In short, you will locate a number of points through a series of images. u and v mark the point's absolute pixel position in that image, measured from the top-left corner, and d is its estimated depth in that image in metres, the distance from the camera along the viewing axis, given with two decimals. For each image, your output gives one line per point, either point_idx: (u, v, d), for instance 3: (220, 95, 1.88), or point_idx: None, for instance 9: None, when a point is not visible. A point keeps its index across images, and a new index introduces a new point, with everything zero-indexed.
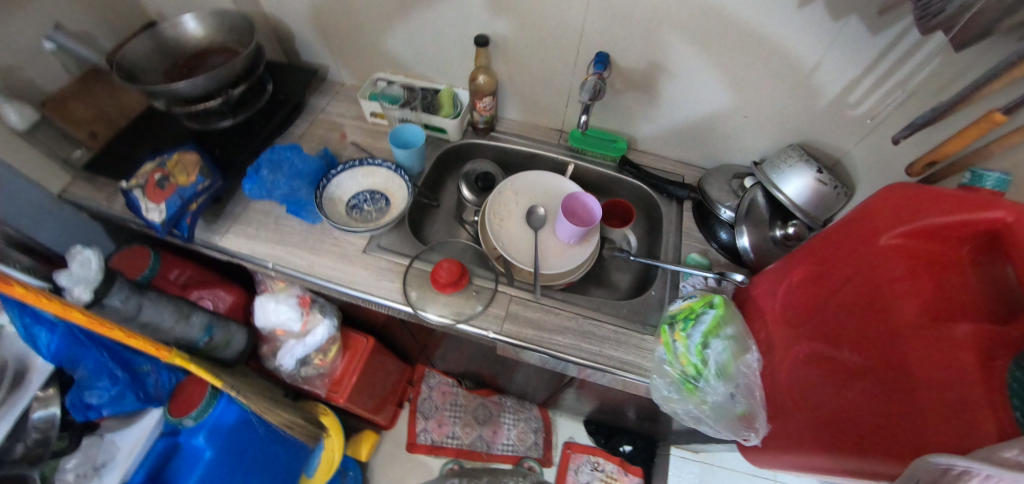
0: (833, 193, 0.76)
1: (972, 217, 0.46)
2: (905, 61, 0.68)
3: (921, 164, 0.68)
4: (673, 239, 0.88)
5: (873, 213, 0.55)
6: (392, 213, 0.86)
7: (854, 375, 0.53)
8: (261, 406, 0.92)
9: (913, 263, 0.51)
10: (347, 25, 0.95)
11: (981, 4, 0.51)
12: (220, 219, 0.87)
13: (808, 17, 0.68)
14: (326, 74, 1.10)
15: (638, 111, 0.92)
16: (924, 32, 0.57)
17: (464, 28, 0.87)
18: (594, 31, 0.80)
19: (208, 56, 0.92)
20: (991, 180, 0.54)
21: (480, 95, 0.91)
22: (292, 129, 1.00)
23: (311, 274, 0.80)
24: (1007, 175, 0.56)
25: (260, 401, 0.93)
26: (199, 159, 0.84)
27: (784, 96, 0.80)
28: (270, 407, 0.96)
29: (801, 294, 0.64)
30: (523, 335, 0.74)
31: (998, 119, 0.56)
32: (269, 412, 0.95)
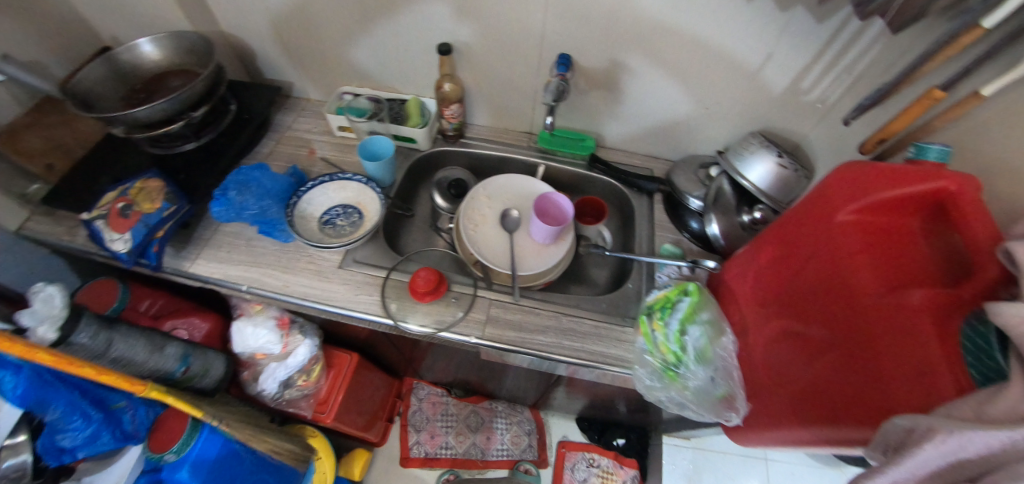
0: (794, 176, 0.79)
1: (921, 188, 0.49)
2: (850, 46, 0.71)
3: (873, 141, 0.69)
4: (646, 231, 0.90)
5: (829, 191, 0.57)
6: (366, 226, 0.85)
7: (823, 347, 0.55)
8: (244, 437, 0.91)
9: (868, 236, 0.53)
10: (308, 40, 0.94)
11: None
12: (189, 245, 0.85)
13: (757, 10, 0.71)
14: (291, 91, 1.09)
15: (604, 109, 0.94)
16: (863, 17, 0.60)
17: (426, 37, 0.87)
18: (554, 34, 0.81)
19: (167, 80, 0.91)
20: (934, 152, 0.55)
21: (447, 103, 0.92)
22: (259, 148, 0.98)
23: (287, 294, 0.78)
24: (947, 147, 0.56)
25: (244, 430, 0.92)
26: (163, 185, 0.82)
27: (741, 86, 0.83)
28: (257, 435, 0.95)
29: (769, 274, 0.66)
30: (504, 338, 0.74)
31: (937, 95, 0.59)
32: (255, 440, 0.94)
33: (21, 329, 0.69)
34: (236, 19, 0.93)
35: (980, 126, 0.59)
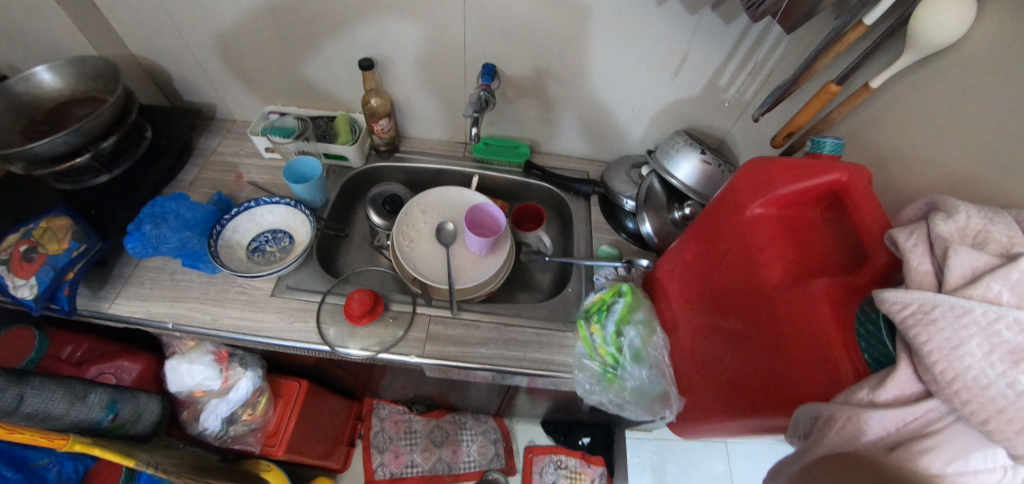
0: (717, 171, 0.82)
1: (817, 181, 0.51)
2: (758, 45, 0.74)
3: (782, 135, 0.72)
4: (585, 234, 0.91)
5: (736, 187, 0.58)
6: (298, 250, 0.83)
7: (743, 340, 0.56)
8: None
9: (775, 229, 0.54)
10: (224, 60, 0.90)
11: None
12: (106, 284, 0.79)
13: (668, 13, 0.72)
14: (215, 113, 1.04)
15: (536, 116, 0.94)
16: (755, 19, 0.62)
17: (347, 52, 0.85)
18: (477, 45, 0.81)
19: (71, 109, 0.85)
20: (829, 146, 0.57)
21: (376, 118, 0.90)
22: (182, 176, 0.94)
23: (216, 328, 0.75)
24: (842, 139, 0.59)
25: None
26: (72, 223, 0.75)
27: (663, 87, 0.85)
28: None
29: (694, 270, 0.66)
30: (446, 354, 0.73)
31: (832, 89, 0.62)
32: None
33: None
34: (143, 41, 0.88)
35: (873, 118, 0.62)
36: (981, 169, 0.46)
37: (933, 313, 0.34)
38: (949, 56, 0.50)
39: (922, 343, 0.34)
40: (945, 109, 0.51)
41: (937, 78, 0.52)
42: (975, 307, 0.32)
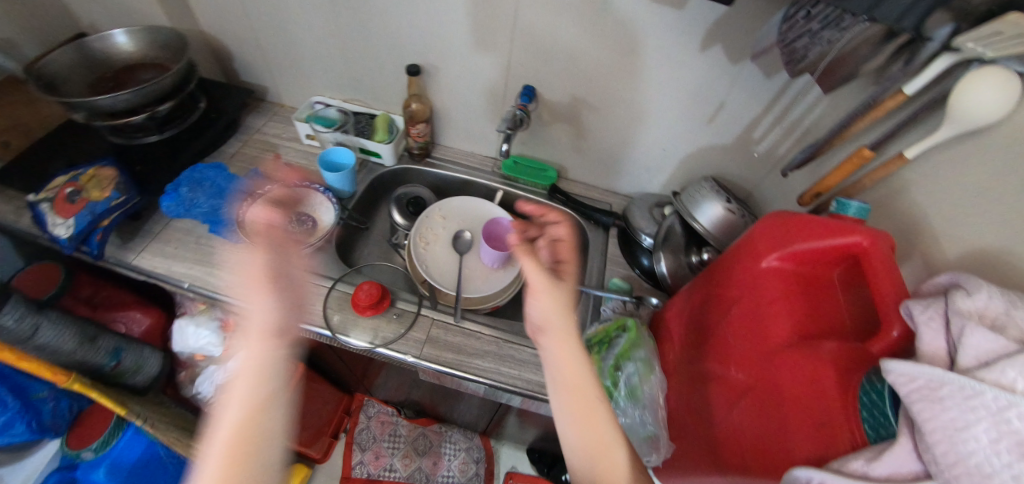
0: (740, 221, 0.82)
1: (838, 240, 0.50)
2: (795, 103, 0.75)
3: (810, 193, 0.71)
4: (598, 266, 0.92)
5: (756, 236, 0.57)
6: (318, 234, 0.85)
7: (739, 394, 0.53)
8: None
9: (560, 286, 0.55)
10: (285, 48, 0.96)
11: (834, 52, 0.55)
12: (136, 237, 0.83)
13: (709, 59, 0.74)
14: (266, 96, 1.10)
15: (568, 141, 0.96)
16: (794, 74, 0.61)
17: (399, 57, 0.90)
18: (521, 65, 0.84)
19: (137, 72, 0.91)
20: (852, 208, 0.55)
21: (414, 122, 0.94)
22: (225, 148, 0.99)
23: (228, 295, 0.77)
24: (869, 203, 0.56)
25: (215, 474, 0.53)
26: (117, 175, 0.80)
27: (696, 130, 0.86)
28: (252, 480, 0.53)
29: (700, 317, 0.64)
30: (442, 359, 0.74)
31: (866, 154, 0.61)
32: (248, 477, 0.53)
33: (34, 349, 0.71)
34: (215, 20, 0.94)
35: (901, 187, 0.61)
36: (1011, 254, 0.45)
37: (941, 391, 0.33)
38: (988, 136, 0.50)
39: (924, 420, 0.33)
40: (976, 190, 0.50)
41: (974, 158, 0.52)
42: (985, 391, 0.31)
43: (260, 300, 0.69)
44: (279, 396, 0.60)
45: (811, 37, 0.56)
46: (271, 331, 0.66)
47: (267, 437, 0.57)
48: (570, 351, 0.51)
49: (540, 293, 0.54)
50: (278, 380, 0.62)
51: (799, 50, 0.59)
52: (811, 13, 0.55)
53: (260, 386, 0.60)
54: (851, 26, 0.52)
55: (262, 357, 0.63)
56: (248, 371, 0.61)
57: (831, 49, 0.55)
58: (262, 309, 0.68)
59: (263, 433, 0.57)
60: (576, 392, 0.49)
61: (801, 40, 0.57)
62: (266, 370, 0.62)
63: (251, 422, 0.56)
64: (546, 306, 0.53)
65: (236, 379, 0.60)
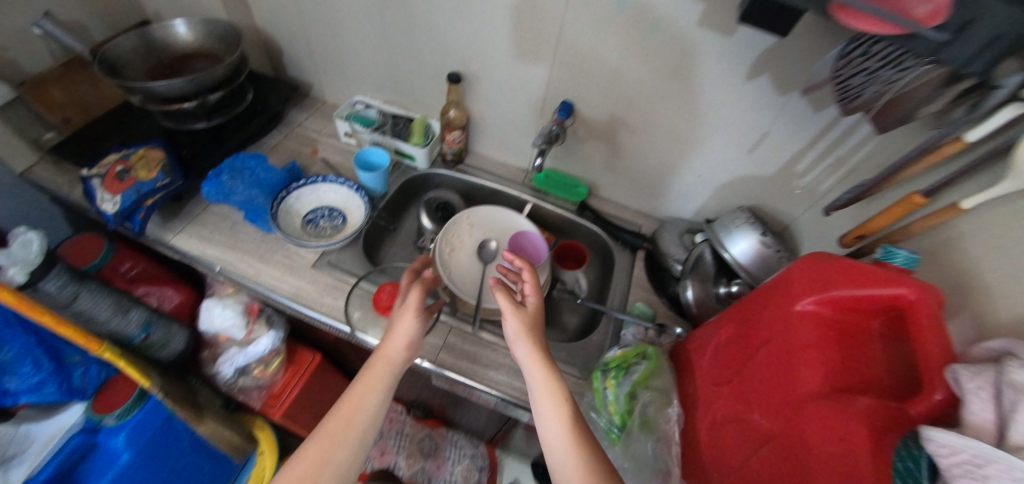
0: (775, 256, 0.79)
1: (881, 292, 0.47)
2: (841, 140, 0.72)
3: (852, 235, 0.69)
4: (622, 287, 0.91)
5: (793, 277, 0.55)
6: (348, 231, 0.86)
7: (762, 440, 0.51)
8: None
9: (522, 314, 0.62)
10: (332, 47, 0.99)
11: (894, 93, 0.53)
12: (176, 218, 0.86)
13: (755, 88, 0.73)
14: (309, 91, 1.13)
15: (602, 159, 0.95)
16: (846, 112, 0.59)
17: (442, 64, 0.92)
18: (562, 80, 0.84)
19: (193, 61, 0.95)
20: (900, 258, 0.52)
21: (450, 129, 0.96)
22: (267, 139, 1.02)
23: (256, 282, 0.79)
24: (918, 254, 0.53)
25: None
26: (165, 157, 0.83)
27: (734, 159, 0.84)
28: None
29: (725, 354, 0.62)
30: (456, 366, 0.74)
31: (917, 201, 0.58)
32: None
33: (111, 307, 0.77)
34: (270, 16, 0.98)
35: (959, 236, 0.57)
36: None
37: (987, 470, 0.32)
38: None
39: None
40: None
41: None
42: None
43: (406, 322, 0.61)
44: (374, 421, 0.55)
45: (867, 75, 0.54)
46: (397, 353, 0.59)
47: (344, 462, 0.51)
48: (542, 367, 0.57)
49: (510, 318, 0.61)
50: (377, 408, 0.56)
51: (855, 88, 0.56)
52: (869, 51, 0.53)
53: (356, 407, 0.54)
54: (913, 66, 0.49)
55: (378, 377, 0.57)
56: (368, 394, 0.56)
57: (889, 90, 0.53)
58: (404, 335, 0.60)
59: (340, 456, 0.51)
60: (554, 405, 0.53)
61: (856, 79, 0.55)
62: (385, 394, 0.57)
63: (332, 442, 0.52)
64: (516, 332, 0.60)
65: (358, 402, 0.55)
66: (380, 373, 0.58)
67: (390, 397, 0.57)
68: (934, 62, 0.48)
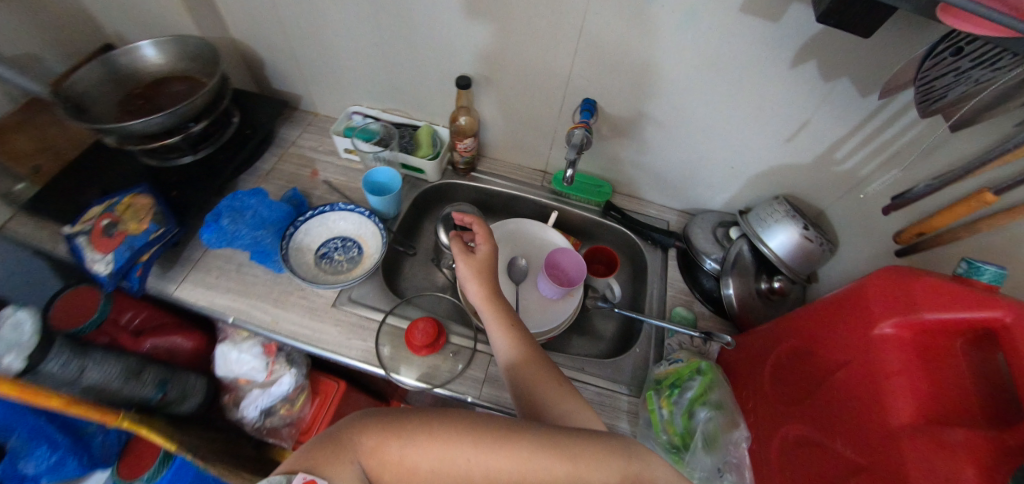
0: (817, 249, 0.75)
1: (967, 314, 0.44)
2: (891, 124, 0.66)
3: (911, 232, 0.62)
4: (659, 290, 0.87)
5: (868, 295, 0.51)
6: (366, 264, 0.80)
7: (847, 471, 0.48)
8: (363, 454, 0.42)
9: (483, 253, 0.69)
10: (320, 56, 0.90)
11: (987, 92, 0.45)
12: (176, 265, 0.80)
13: (798, 76, 0.66)
14: (298, 104, 1.04)
15: (624, 156, 0.89)
16: (924, 115, 0.51)
17: (445, 67, 0.84)
18: (581, 77, 0.77)
19: (166, 86, 0.85)
20: (988, 274, 0.46)
21: (461, 136, 0.88)
22: (260, 164, 0.94)
23: (275, 331, 0.74)
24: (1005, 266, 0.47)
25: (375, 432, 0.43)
26: (154, 203, 0.76)
27: (770, 149, 0.78)
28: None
29: (791, 372, 0.59)
30: (502, 400, 0.70)
31: (988, 199, 0.51)
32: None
33: (123, 377, 0.73)
34: (248, 26, 0.88)
35: (1015, 234, 0.51)
36: None
37: None
38: None
39: None
40: None
41: None
42: None
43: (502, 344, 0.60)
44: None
45: (956, 76, 0.47)
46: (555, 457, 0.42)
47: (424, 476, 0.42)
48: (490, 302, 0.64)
49: (460, 265, 0.67)
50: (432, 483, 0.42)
51: (939, 89, 0.49)
52: (962, 50, 0.46)
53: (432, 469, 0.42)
54: (1009, 66, 0.43)
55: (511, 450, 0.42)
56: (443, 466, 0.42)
57: (982, 90, 0.45)
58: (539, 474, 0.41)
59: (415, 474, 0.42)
60: (499, 330, 0.61)
61: (942, 80, 0.48)
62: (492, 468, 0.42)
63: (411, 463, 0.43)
64: (467, 276, 0.67)
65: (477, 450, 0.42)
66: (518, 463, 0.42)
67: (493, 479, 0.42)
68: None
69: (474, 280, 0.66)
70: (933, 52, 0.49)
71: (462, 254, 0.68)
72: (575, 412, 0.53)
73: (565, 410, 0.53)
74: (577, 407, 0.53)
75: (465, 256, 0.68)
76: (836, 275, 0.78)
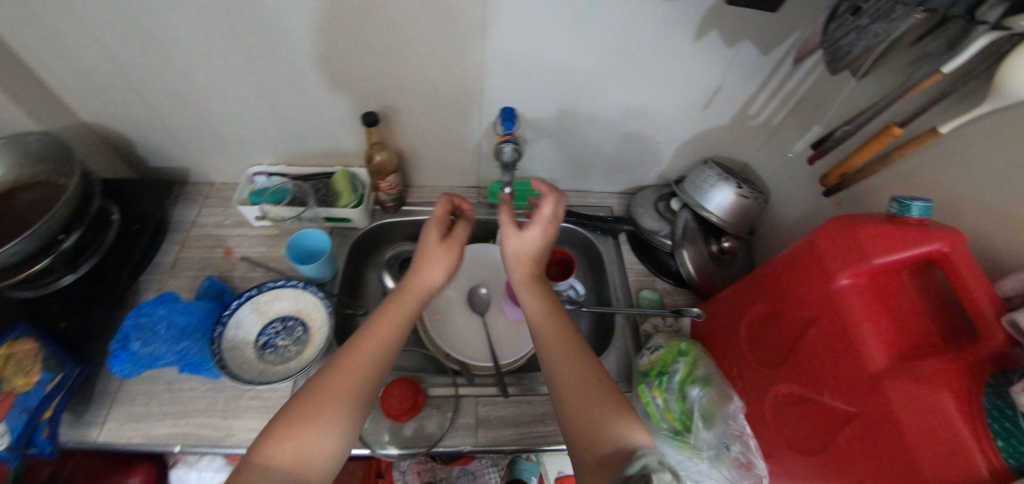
0: (753, 204, 0.78)
1: (914, 252, 0.47)
2: (793, 74, 0.69)
3: (834, 174, 0.64)
4: (620, 278, 0.86)
5: (820, 250, 0.53)
6: (315, 342, 0.72)
7: (842, 420, 0.50)
8: (269, 468, 0.45)
9: (540, 231, 0.66)
10: (198, 122, 0.79)
11: (885, 44, 0.50)
12: (92, 405, 0.68)
13: (703, 48, 0.66)
14: (188, 178, 0.92)
15: (553, 154, 0.87)
16: (834, 73, 0.55)
17: (345, 106, 0.76)
18: (493, 88, 0.73)
19: (15, 198, 0.71)
20: (917, 210, 0.49)
21: (382, 176, 0.81)
22: (161, 258, 0.82)
23: (233, 446, 0.65)
24: (929, 200, 0.50)
25: (263, 450, 0.46)
26: (39, 346, 0.62)
27: (691, 119, 0.79)
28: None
29: (765, 334, 0.61)
30: (502, 439, 0.67)
31: (896, 133, 0.54)
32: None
33: None
34: (100, 106, 0.75)
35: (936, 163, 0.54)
36: None
37: None
38: None
39: None
40: (1011, 168, 0.47)
41: (1004, 132, 0.47)
42: None
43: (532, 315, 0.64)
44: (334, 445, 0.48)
45: (859, 33, 0.50)
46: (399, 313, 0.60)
47: (330, 457, 0.48)
48: (539, 294, 0.65)
49: (508, 240, 0.67)
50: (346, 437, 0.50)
51: (844, 47, 0.52)
52: (861, 8, 0.49)
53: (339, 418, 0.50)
54: (902, 17, 0.47)
55: (357, 379, 0.53)
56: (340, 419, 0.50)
57: (881, 42, 0.49)
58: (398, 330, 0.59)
59: (317, 463, 0.47)
60: (542, 318, 0.63)
61: (846, 38, 0.52)
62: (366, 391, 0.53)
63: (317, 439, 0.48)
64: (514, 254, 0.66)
65: (338, 387, 0.51)
66: (362, 357, 0.54)
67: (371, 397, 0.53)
68: (926, 11, 0.45)
69: (522, 257, 0.67)
70: (835, 14, 0.52)
71: (510, 229, 0.66)
72: (608, 411, 0.52)
73: (599, 410, 0.52)
74: (611, 408, 0.52)
75: (513, 232, 0.67)
76: (774, 223, 0.82)
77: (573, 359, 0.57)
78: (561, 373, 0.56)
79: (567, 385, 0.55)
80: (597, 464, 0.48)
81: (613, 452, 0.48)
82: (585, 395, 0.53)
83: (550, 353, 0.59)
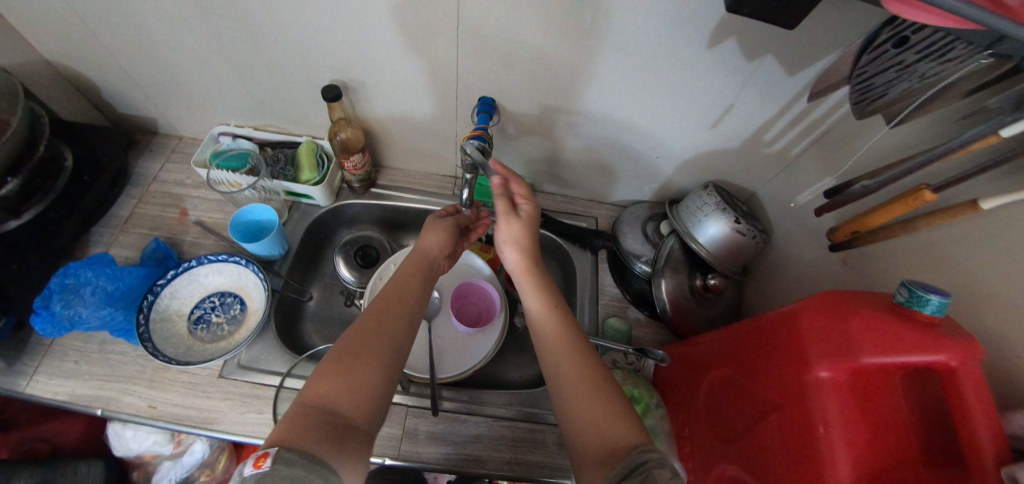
0: (749, 242, 0.68)
1: (913, 358, 0.38)
2: (821, 102, 0.57)
3: (844, 230, 0.55)
4: (590, 299, 0.79)
5: (801, 326, 0.44)
6: (250, 323, 0.70)
7: None
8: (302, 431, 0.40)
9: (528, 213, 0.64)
10: (159, 72, 0.74)
11: (936, 88, 0.41)
12: (24, 354, 0.66)
13: (718, 57, 0.55)
14: (157, 128, 0.88)
15: (538, 153, 0.78)
16: (862, 115, 0.49)
17: (310, 74, 0.69)
18: (471, 74, 0.64)
19: None
20: (932, 306, 0.39)
21: (346, 154, 0.74)
22: (116, 210, 0.79)
23: (154, 419, 0.62)
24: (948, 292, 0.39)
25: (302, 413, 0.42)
26: None
27: (696, 136, 0.69)
28: (307, 468, 0.37)
29: (725, 403, 0.54)
30: (424, 458, 0.62)
31: (928, 199, 0.43)
32: (297, 471, 0.36)
33: None
34: (56, 43, 0.70)
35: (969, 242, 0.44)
36: None
37: None
38: None
39: None
40: None
41: None
42: None
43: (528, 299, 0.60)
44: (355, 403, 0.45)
45: (899, 70, 0.43)
46: (415, 278, 0.61)
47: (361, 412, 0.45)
48: (538, 287, 0.60)
49: (502, 226, 0.63)
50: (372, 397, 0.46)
51: (878, 87, 0.46)
52: (908, 40, 0.41)
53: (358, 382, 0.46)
54: (960, 58, 0.38)
55: (375, 346, 0.50)
56: (361, 381, 0.46)
57: (931, 84, 0.41)
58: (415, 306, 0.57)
59: (362, 408, 0.45)
60: (544, 312, 0.57)
61: (883, 75, 0.45)
62: (394, 352, 0.51)
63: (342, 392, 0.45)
64: (506, 241, 0.63)
65: (373, 339, 0.50)
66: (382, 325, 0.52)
67: (402, 359, 0.51)
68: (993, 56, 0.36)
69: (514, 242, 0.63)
70: (874, 42, 0.45)
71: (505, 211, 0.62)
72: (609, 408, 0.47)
73: (592, 408, 0.47)
74: (608, 406, 0.47)
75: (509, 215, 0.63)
76: (771, 266, 0.72)
77: (570, 352, 0.53)
78: (564, 374, 0.51)
79: (565, 377, 0.51)
80: (599, 463, 0.42)
81: (612, 450, 0.43)
82: (585, 390, 0.49)
83: (546, 345, 0.54)
